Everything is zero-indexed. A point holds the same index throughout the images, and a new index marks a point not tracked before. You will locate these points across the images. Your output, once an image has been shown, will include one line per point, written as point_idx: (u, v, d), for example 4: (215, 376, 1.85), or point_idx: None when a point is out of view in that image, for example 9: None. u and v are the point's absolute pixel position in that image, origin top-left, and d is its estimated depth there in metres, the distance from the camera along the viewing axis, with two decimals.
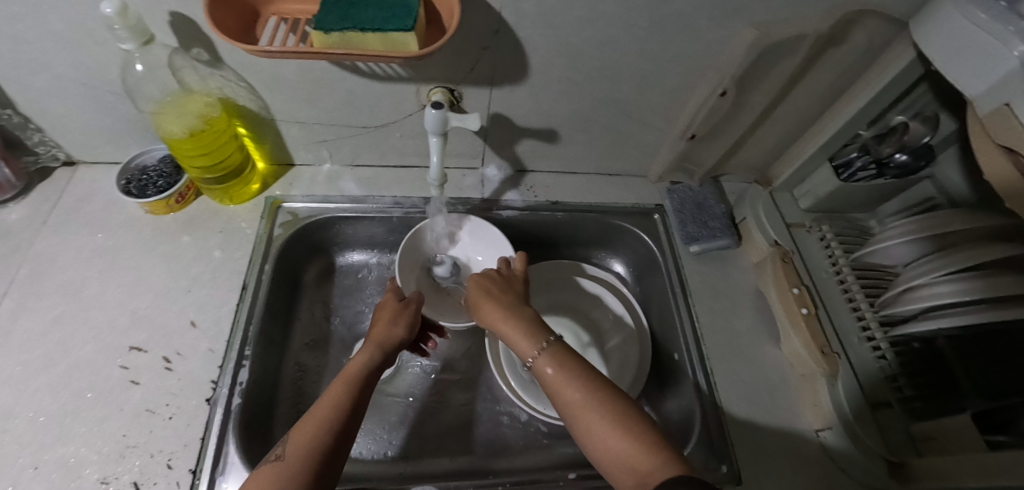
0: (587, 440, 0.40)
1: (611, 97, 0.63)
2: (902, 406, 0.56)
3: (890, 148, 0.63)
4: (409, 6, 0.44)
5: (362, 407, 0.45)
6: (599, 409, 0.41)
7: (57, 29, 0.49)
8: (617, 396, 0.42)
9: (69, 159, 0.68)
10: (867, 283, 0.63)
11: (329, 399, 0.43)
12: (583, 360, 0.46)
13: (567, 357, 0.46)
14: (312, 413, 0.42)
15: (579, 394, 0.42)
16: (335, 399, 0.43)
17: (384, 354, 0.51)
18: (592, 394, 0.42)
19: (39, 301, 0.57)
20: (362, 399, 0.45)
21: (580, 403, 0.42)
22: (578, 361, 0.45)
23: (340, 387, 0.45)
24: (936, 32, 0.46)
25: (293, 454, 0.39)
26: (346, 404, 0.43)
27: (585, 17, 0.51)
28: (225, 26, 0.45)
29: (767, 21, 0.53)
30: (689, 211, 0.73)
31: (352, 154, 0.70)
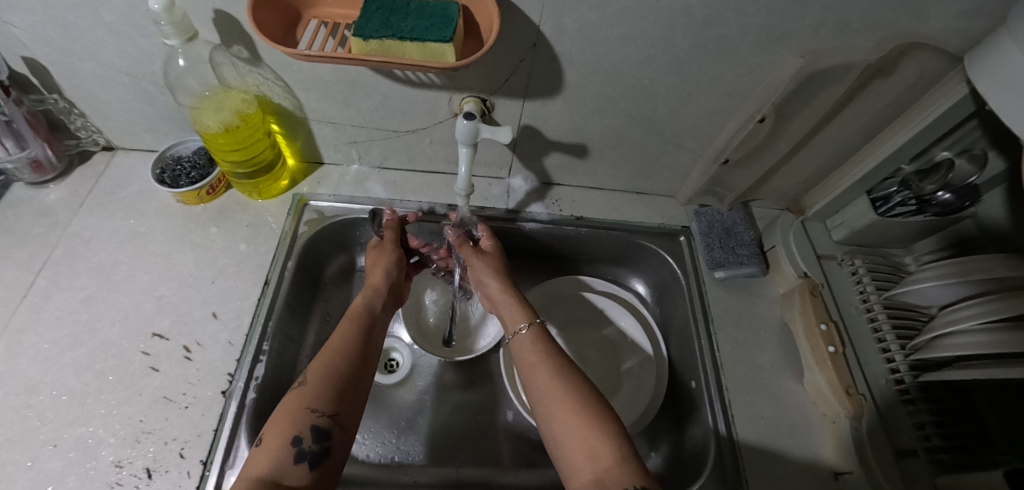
0: (553, 425, 0.42)
1: (645, 115, 0.62)
2: (929, 456, 0.53)
3: (933, 186, 0.60)
4: (450, 17, 0.44)
5: (371, 338, 0.52)
6: (567, 391, 0.43)
7: (108, 21, 0.50)
8: (583, 383, 0.45)
9: (109, 144, 0.70)
10: (900, 324, 0.60)
11: (339, 333, 0.50)
12: (555, 348, 0.50)
13: (542, 347, 0.50)
14: (329, 344, 0.49)
15: (546, 377, 0.46)
16: (345, 333, 0.50)
17: (377, 293, 0.57)
18: (558, 376, 0.45)
19: (71, 281, 0.59)
20: (369, 330, 0.52)
21: (551, 386, 0.45)
22: (549, 351, 0.49)
23: (347, 322, 0.52)
24: (994, 71, 0.44)
25: (315, 377, 0.45)
26: (356, 335, 0.50)
27: (626, 35, 0.50)
28: (267, 27, 0.45)
29: (814, 49, 0.51)
30: (716, 235, 0.72)
31: (381, 157, 0.70)
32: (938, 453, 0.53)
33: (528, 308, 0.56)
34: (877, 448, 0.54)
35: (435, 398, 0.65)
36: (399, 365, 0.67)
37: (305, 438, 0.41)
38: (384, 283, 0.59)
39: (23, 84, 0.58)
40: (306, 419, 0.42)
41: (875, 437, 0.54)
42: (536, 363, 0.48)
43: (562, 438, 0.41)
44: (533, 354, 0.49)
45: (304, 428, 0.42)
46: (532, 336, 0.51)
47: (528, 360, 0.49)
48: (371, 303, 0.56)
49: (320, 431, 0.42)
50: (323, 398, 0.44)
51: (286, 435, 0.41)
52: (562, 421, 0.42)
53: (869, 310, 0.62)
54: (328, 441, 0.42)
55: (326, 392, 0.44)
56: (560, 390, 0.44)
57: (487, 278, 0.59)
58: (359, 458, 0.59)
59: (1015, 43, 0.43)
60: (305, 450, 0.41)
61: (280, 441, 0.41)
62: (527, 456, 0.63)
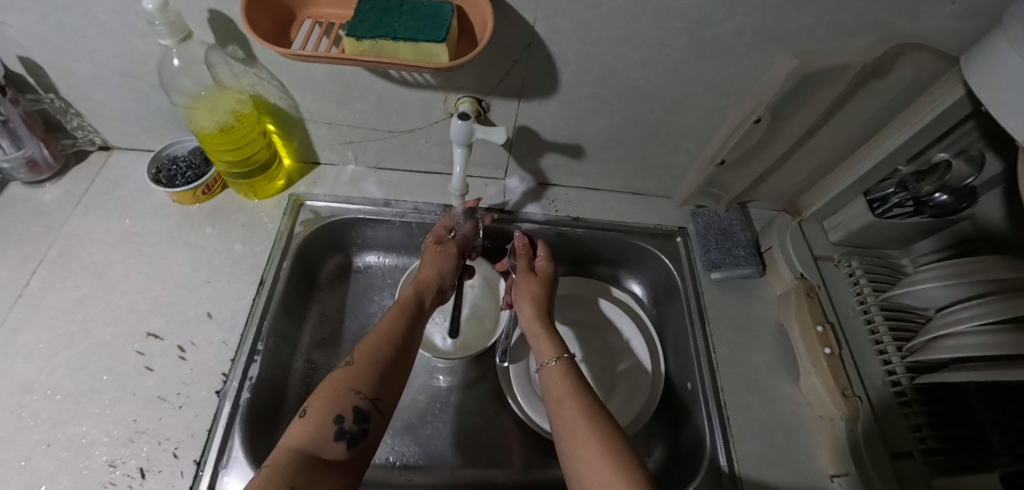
0: (575, 465, 0.40)
1: (641, 116, 0.62)
2: (924, 458, 0.53)
3: (930, 187, 0.60)
4: (443, 17, 0.44)
5: (417, 327, 0.52)
6: (593, 432, 0.41)
7: (102, 21, 0.50)
8: (611, 423, 0.43)
9: (105, 144, 0.70)
10: (897, 326, 0.60)
11: (388, 319, 0.50)
12: (585, 382, 0.48)
13: (572, 382, 0.48)
14: (377, 329, 0.49)
15: (575, 411, 0.44)
16: (394, 319, 0.50)
17: (428, 288, 0.57)
18: (586, 412, 0.44)
19: (66, 280, 0.59)
20: (416, 320, 0.52)
21: (576, 423, 0.43)
22: (580, 387, 0.47)
23: (397, 309, 0.52)
24: (989, 72, 0.44)
25: (362, 359, 0.45)
26: (404, 323, 0.50)
27: (620, 35, 0.50)
28: (261, 26, 0.45)
29: (809, 49, 0.51)
30: (713, 236, 0.71)
31: (377, 157, 0.70)
32: (934, 455, 0.53)
33: (561, 340, 0.54)
34: (873, 451, 0.54)
35: (431, 398, 0.65)
36: None
37: (346, 418, 0.41)
38: (434, 279, 0.58)
39: (18, 84, 0.58)
40: (349, 399, 0.42)
41: (871, 440, 0.54)
42: (564, 398, 0.46)
43: (582, 478, 0.39)
44: (561, 387, 0.47)
45: (347, 408, 0.42)
46: (561, 369, 0.50)
47: (557, 394, 0.47)
48: (423, 296, 0.56)
49: (361, 413, 0.42)
50: (369, 382, 0.44)
51: (328, 412, 0.41)
52: (585, 460, 0.40)
53: (866, 311, 0.62)
54: (367, 425, 0.42)
55: (371, 377, 0.44)
56: (585, 428, 0.42)
57: (523, 303, 0.58)
58: None
59: (1010, 44, 0.43)
60: (344, 430, 0.41)
61: (321, 416, 0.41)
62: (523, 456, 0.62)
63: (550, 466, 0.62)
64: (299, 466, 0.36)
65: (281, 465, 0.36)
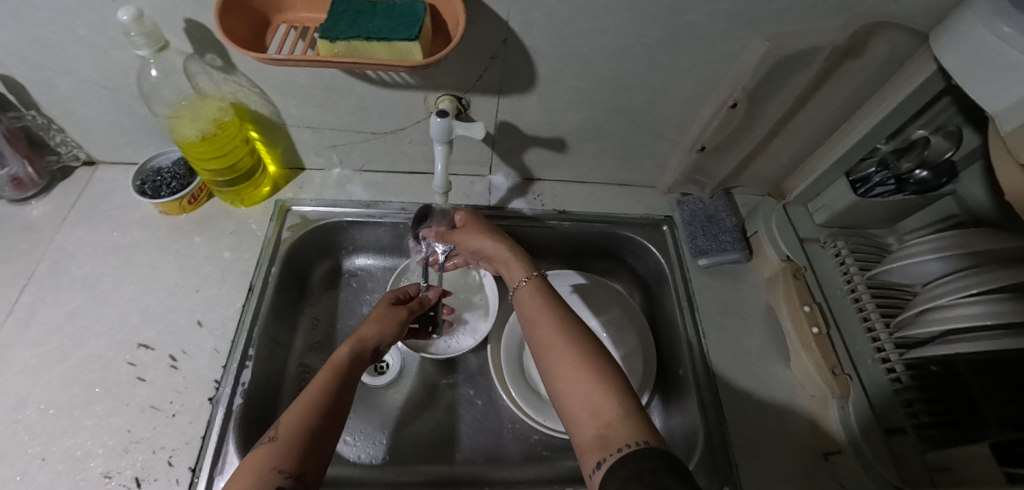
0: (554, 381, 0.42)
1: (622, 106, 0.62)
2: (916, 433, 0.54)
3: (911, 163, 0.61)
4: (416, 16, 0.44)
5: (348, 394, 0.44)
6: (569, 349, 0.42)
7: (82, 34, 0.50)
8: (589, 340, 0.44)
9: (90, 159, 0.70)
10: (884, 304, 0.61)
11: (313, 385, 0.43)
12: (558, 300, 0.49)
13: (543, 299, 0.49)
14: (301, 399, 0.42)
15: (550, 331, 0.45)
16: (320, 384, 0.43)
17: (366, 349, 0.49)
18: (561, 332, 0.44)
19: (56, 295, 0.59)
20: (347, 388, 0.44)
21: (553, 341, 0.44)
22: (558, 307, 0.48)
23: (327, 373, 0.44)
24: (957, 48, 0.45)
25: (285, 434, 0.38)
26: (332, 389, 0.43)
27: (595, 26, 0.51)
28: (236, 33, 0.45)
29: (780, 33, 0.52)
30: (699, 223, 0.72)
31: (362, 159, 0.70)
32: (926, 430, 0.54)
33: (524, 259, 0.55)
34: (866, 428, 0.54)
35: (426, 397, 0.66)
36: (387, 367, 0.68)
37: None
38: (375, 338, 0.51)
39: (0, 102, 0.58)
40: (271, 480, 0.35)
41: (863, 416, 0.55)
42: (538, 319, 0.47)
43: (565, 394, 0.40)
44: (536, 309, 0.48)
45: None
46: (533, 288, 0.51)
47: (531, 316, 0.48)
48: (359, 355, 0.48)
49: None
50: (292, 458, 0.37)
51: None
52: (561, 375, 0.41)
53: (853, 291, 0.63)
54: None
55: (295, 451, 0.37)
56: (561, 344, 0.43)
57: (478, 238, 0.59)
58: (350, 459, 0.60)
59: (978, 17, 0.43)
60: None
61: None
62: (519, 451, 0.63)
63: (547, 459, 0.62)
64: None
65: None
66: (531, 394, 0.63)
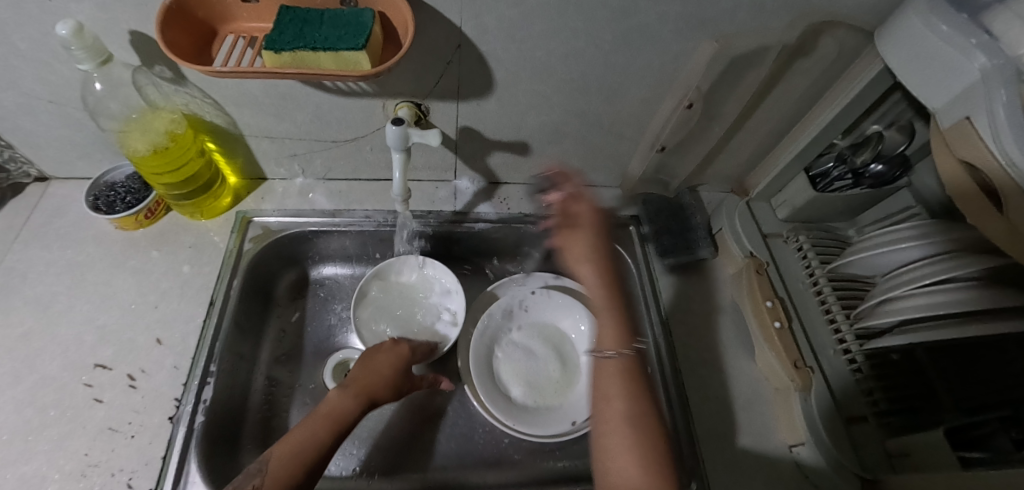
0: (604, 463, 0.45)
1: (582, 109, 0.62)
2: (877, 421, 0.55)
3: (866, 157, 0.63)
4: (364, 24, 0.44)
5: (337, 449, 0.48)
6: (627, 440, 0.45)
7: (22, 48, 0.49)
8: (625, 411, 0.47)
9: (42, 175, 0.68)
10: (845, 295, 0.62)
11: (309, 437, 0.46)
12: (641, 379, 0.50)
13: (626, 381, 0.49)
14: (288, 443, 0.45)
15: (621, 409, 0.47)
16: (317, 436, 0.47)
17: (371, 405, 0.52)
18: (631, 416, 0.46)
19: (7, 317, 0.57)
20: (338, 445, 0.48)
21: (615, 424, 0.46)
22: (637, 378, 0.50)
23: (327, 428, 0.48)
24: (898, 46, 0.46)
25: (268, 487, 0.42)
26: (325, 449, 0.46)
27: (548, 30, 0.51)
28: (179, 46, 0.44)
29: (732, 34, 0.53)
30: (664, 222, 0.72)
31: (324, 168, 0.69)
32: (887, 417, 0.55)
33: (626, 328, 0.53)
34: (831, 420, 0.55)
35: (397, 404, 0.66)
36: None
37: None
38: (379, 389, 0.53)
39: None
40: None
41: (829, 411, 0.55)
42: (612, 396, 0.48)
43: (608, 473, 0.44)
44: (613, 386, 0.49)
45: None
46: (622, 365, 0.50)
47: (604, 393, 0.49)
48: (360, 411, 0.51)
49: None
50: None
51: None
52: (615, 460, 0.44)
53: (816, 284, 0.64)
54: None
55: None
56: (623, 432, 0.45)
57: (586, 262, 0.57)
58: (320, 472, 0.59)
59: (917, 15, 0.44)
60: None
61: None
62: (491, 455, 0.63)
63: (520, 463, 0.62)
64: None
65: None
66: (501, 398, 0.63)
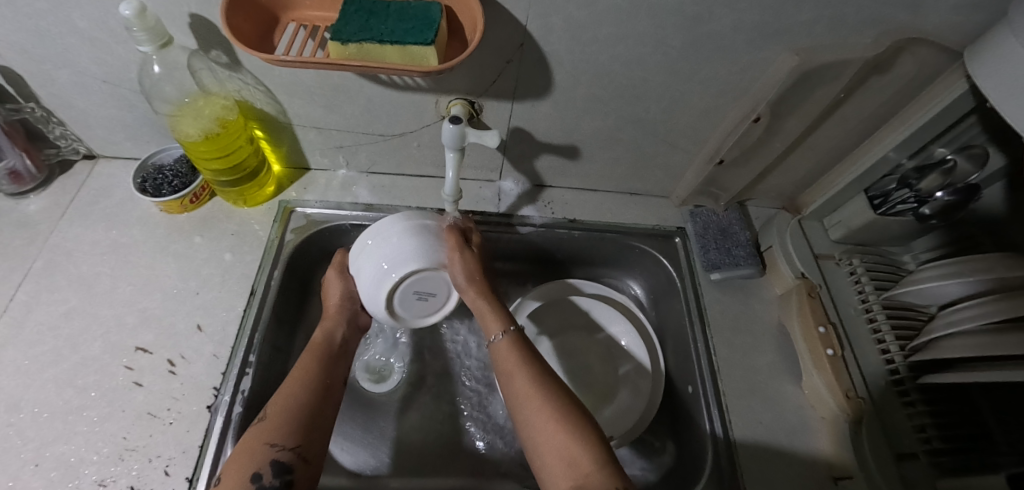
0: (531, 434, 0.43)
1: (638, 116, 0.60)
2: (928, 459, 0.52)
3: (933, 184, 0.58)
4: (431, 19, 0.42)
5: (333, 368, 0.52)
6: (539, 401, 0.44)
7: (81, 27, 0.48)
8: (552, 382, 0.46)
9: (90, 153, 0.68)
10: (899, 325, 0.59)
11: (300, 366, 0.50)
12: (536, 354, 0.50)
13: (519, 354, 0.49)
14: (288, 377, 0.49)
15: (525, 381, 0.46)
16: (305, 363, 0.50)
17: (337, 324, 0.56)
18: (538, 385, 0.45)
19: (52, 294, 0.57)
20: (328, 359, 0.52)
21: (526, 394, 0.45)
22: (530, 358, 0.49)
23: (310, 354, 0.52)
24: (992, 67, 0.43)
25: (274, 411, 0.45)
26: (315, 366, 0.50)
27: (615, 34, 0.49)
28: (243, 32, 0.43)
29: (808, 46, 0.50)
30: (712, 236, 0.70)
31: (369, 161, 0.68)
32: (938, 456, 0.52)
33: (501, 310, 0.54)
34: (878, 453, 0.53)
35: (429, 406, 0.65)
36: (388, 374, 0.67)
37: (265, 473, 0.41)
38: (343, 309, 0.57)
39: None
40: (265, 454, 0.42)
41: (876, 441, 0.54)
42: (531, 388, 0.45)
43: (540, 445, 0.42)
44: (511, 361, 0.49)
45: (264, 464, 0.41)
46: (508, 344, 0.51)
47: (507, 368, 0.49)
48: (335, 332, 0.55)
49: (282, 465, 0.42)
50: (285, 433, 0.44)
51: (245, 473, 0.41)
52: (536, 427, 0.43)
53: (868, 310, 0.61)
54: (290, 475, 0.42)
55: (286, 429, 0.44)
56: (536, 397, 0.44)
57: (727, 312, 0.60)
58: (350, 468, 0.59)
59: (1016, 37, 0.41)
60: (264, 486, 0.41)
61: (238, 480, 0.41)
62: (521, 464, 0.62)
63: None
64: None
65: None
66: None
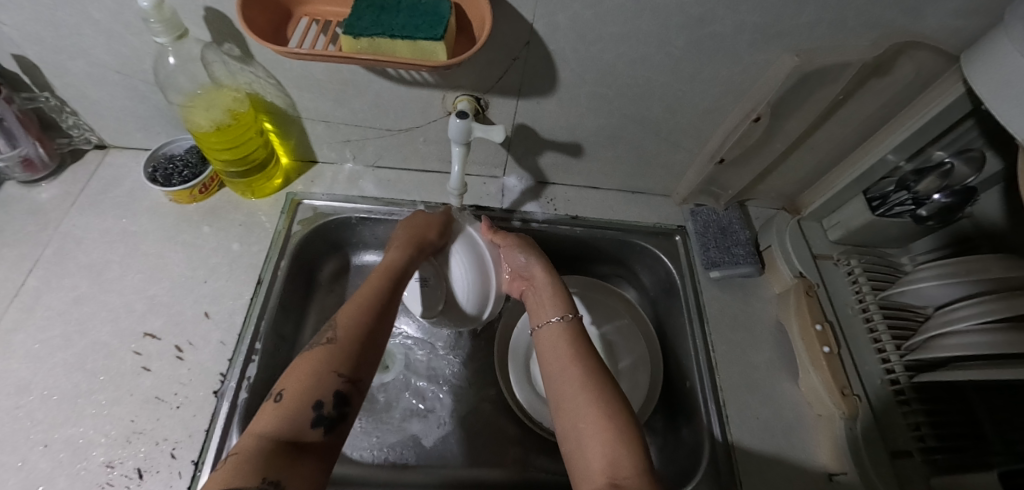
0: (576, 425, 0.42)
1: (641, 115, 0.61)
2: (923, 457, 0.53)
3: (931, 186, 0.59)
4: (441, 15, 0.43)
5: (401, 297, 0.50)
6: (590, 392, 0.43)
7: (98, 18, 0.49)
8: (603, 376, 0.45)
9: (101, 143, 0.69)
10: (896, 325, 0.60)
11: (371, 292, 0.47)
12: (588, 347, 0.49)
13: (575, 345, 0.49)
14: (355, 298, 0.47)
15: (579, 370, 0.46)
16: (376, 288, 0.48)
17: (414, 252, 0.54)
18: (588, 377, 0.45)
19: (63, 280, 0.58)
20: (398, 291, 0.50)
21: (574, 385, 0.45)
22: (584, 349, 0.49)
23: (380, 278, 0.49)
24: (988, 70, 0.44)
25: (344, 335, 0.42)
26: (386, 295, 0.48)
27: (619, 33, 0.50)
28: (256, 24, 0.44)
29: (808, 48, 0.51)
30: (712, 235, 0.71)
31: (375, 155, 0.70)
32: (933, 454, 0.53)
33: (562, 297, 0.55)
34: (873, 451, 0.53)
35: (430, 398, 0.66)
36: (393, 363, 0.68)
37: (326, 403, 0.38)
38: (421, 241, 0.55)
39: (14, 82, 0.58)
40: (331, 383, 0.39)
41: (872, 438, 0.54)
42: (572, 367, 0.46)
43: (583, 436, 0.41)
44: (566, 350, 0.49)
45: (327, 392, 0.39)
46: (566, 332, 0.51)
47: (561, 353, 0.49)
48: (410, 263, 0.52)
49: (341, 395, 0.39)
50: (349, 362, 0.41)
51: (307, 395, 0.38)
52: (581, 416, 0.42)
53: (865, 310, 0.62)
54: (346, 408, 0.39)
55: (350, 357, 0.41)
56: (584, 390, 0.44)
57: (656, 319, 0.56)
58: (350, 457, 0.59)
59: (1011, 41, 0.42)
60: (323, 415, 0.38)
61: (299, 401, 0.37)
62: (520, 456, 0.63)
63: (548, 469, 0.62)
64: (272, 457, 0.33)
65: (253, 455, 0.33)
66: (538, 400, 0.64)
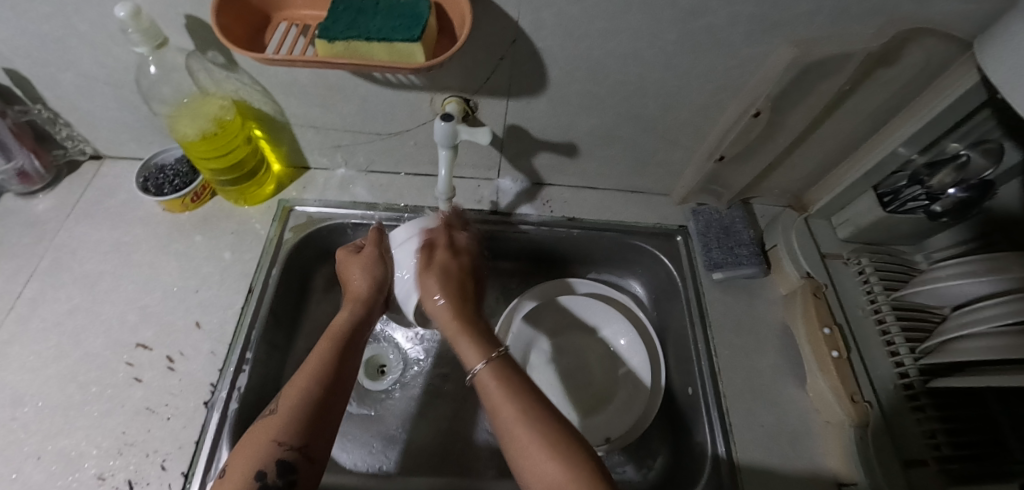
0: (523, 464, 0.40)
1: (636, 112, 0.59)
2: (939, 466, 0.50)
3: (946, 180, 0.56)
4: (419, 15, 0.42)
5: (349, 358, 0.50)
6: (533, 432, 0.40)
7: (81, 30, 0.49)
8: (550, 419, 0.42)
9: (96, 153, 0.69)
10: (910, 326, 0.57)
11: (316, 355, 0.48)
12: (520, 375, 0.46)
13: (503, 383, 0.45)
14: (305, 365, 0.47)
15: (514, 409, 0.42)
16: (323, 353, 0.48)
17: (365, 307, 0.54)
18: (525, 414, 0.42)
19: (58, 291, 0.58)
20: (348, 352, 0.50)
21: (514, 427, 0.41)
22: (512, 383, 0.45)
23: (328, 342, 0.50)
24: (1004, 56, 0.41)
25: (285, 407, 0.43)
26: (333, 359, 0.48)
27: (608, 28, 0.48)
28: (233, 32, 0.43)
29: (809, 38, 0.49)
30: (714, 235, 0.69)
31: (367, 160, 0.69)
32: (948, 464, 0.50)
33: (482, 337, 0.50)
34: (885, 461, 0.50)
35: (426, 406, 0.65)
36: (387, 372, 0.67)
37: (269, 473, 0.40)
38: (366, 292, 0.55)
39: (6, 96, 0.58)
40: (271, 453, 0.41)
41: (882, 447, 0.51)
42: (498, 403, 0.44)
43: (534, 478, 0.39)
44: (496, 390, 0.45)
45: (268, 464, 0.40)
46: (490, 372, 0.46)
47: (492, 396, 0.44)
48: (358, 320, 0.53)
49: (286, 465, 0.40)
50: (292, 431, 0.42)
51: (249, 468, 0.40)
52: (528, 458, 0.40)
53: (877, 311, 0.59)
54: (294, 475, 0.40)
55: (296, 426, 0.42)
56: (524, 428, 0.41)
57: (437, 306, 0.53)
58: (347, 466, 0.59)
59: None
60: (268, 485, 0.39)
61: (242, 478, 0.39)
62: None
63: None
64: None
65: None
66: None
